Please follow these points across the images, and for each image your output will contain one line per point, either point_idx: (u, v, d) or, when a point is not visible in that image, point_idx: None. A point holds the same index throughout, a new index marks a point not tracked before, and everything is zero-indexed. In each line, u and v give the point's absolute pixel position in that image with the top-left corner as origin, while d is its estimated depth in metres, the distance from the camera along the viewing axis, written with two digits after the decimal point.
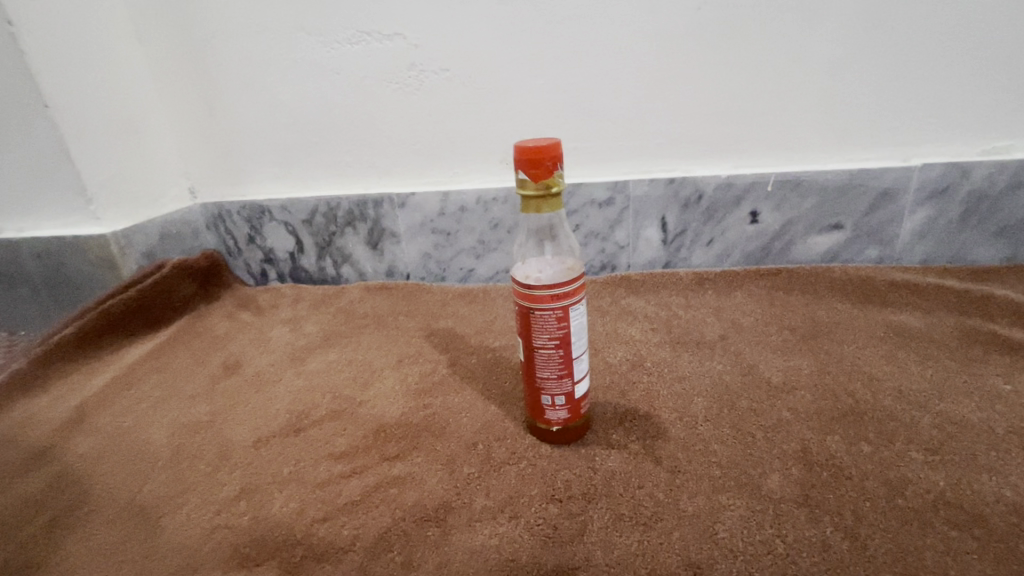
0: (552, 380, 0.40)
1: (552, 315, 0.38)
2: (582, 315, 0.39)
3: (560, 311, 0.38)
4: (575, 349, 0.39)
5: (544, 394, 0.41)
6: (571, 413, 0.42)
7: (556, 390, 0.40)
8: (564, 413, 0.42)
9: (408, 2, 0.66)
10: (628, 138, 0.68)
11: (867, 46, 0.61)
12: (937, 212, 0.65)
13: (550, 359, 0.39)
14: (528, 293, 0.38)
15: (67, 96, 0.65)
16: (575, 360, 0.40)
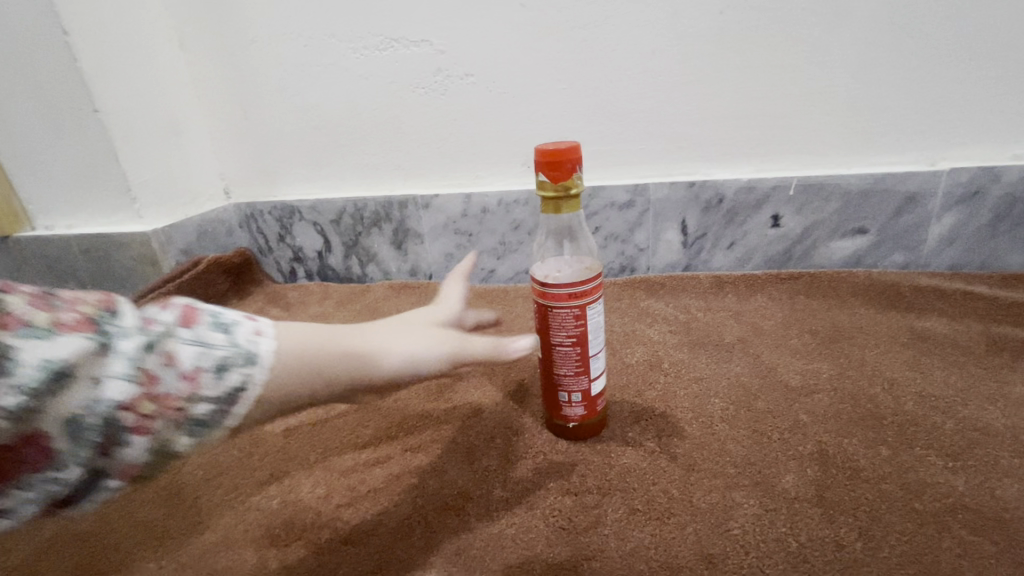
0: (569, 376, 0.41)
1: (569, 313, 0.39)
2: (600, 312, 0.40)
3: (576, 310, 0.39)
4: (592, 346, 0.40)
5: (561, 390, 0.42)
6: (588, 409, 0.43)
7: (573, 386, 0.41)
8: (581, 409, 0.43)
9: (434, 9, 0.68)
10: (648, 141, 0.69)
11: (894, 48, 0.60)
12: (967, 216, 0.64)
13: (567, 356, 0.40)
14: (546, 292, 0.39)
15: (116, 102, 0.69)
16: (592, 358, 0.41)
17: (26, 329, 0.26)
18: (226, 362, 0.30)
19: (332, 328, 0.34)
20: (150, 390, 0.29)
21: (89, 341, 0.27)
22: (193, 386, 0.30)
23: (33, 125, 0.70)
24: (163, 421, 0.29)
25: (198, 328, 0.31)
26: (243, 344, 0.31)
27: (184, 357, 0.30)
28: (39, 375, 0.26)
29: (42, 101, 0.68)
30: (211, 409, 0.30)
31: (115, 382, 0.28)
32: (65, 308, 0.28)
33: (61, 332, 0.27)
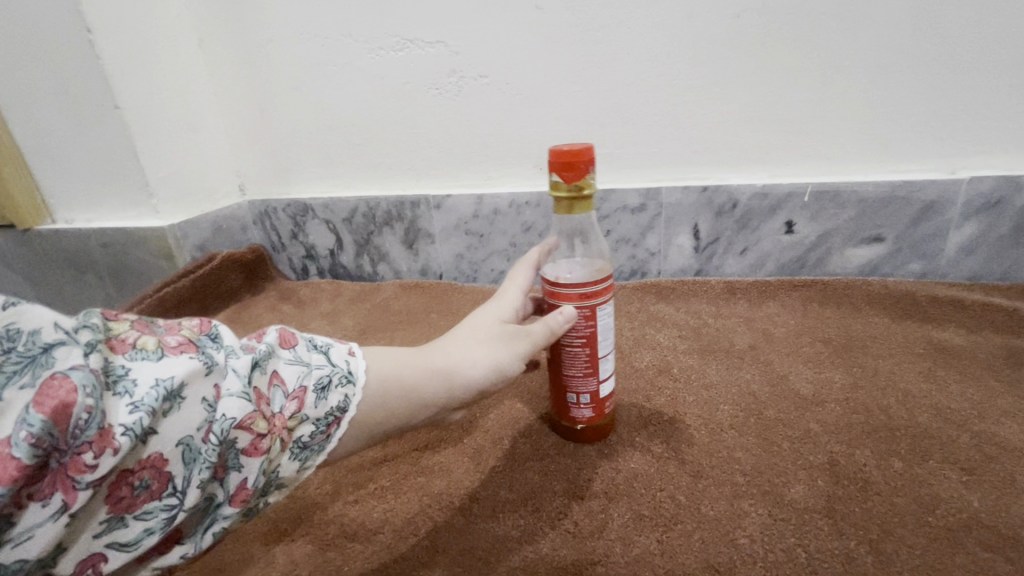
0: (578, 378, 0.41)
1: (580, 314, 0.39)
2: (608, 314, 0.40)
3: (587, 311, 0.39)
4: (600, 348, 0.40)
5: (569, 391, 0.42)
6: (596, 412, 0.43)
7: (581, 388, 0.41)
8: (588, 411, 0.42)
9: (449, 10, 0.68)
10: (662, 144, 0.68)
11: (913, 54, 0.59)
12: (987, 226, 0.63)
13: (576, 356, 0.40)
14: (552, 288, 0.39)
15: (136, 98, 0.70)
16: (600, 360, 0.40)
17: (145, 354, 0.27)
18: (326, 380, 0.33)
19: (427, 353, 0.38)
20: (263, 408, 0.30)
21: (203, 362, 0.28)
22: (298, 405, 0.32)
23: (56, 120, 0.71)
24: (274, 440, 0.30)
25: (296, 350, 0.33)
26: (336, 364, 0.34)
27: (285, 378, 0.32)
28: (167, 393, 0.26)
29: (66, 97, 0.69)
30: (313, 426, 0.32)
31: (234, 400, 0.28)
32: (171, 335, 0.29)
33: (179, 355, 0.27)
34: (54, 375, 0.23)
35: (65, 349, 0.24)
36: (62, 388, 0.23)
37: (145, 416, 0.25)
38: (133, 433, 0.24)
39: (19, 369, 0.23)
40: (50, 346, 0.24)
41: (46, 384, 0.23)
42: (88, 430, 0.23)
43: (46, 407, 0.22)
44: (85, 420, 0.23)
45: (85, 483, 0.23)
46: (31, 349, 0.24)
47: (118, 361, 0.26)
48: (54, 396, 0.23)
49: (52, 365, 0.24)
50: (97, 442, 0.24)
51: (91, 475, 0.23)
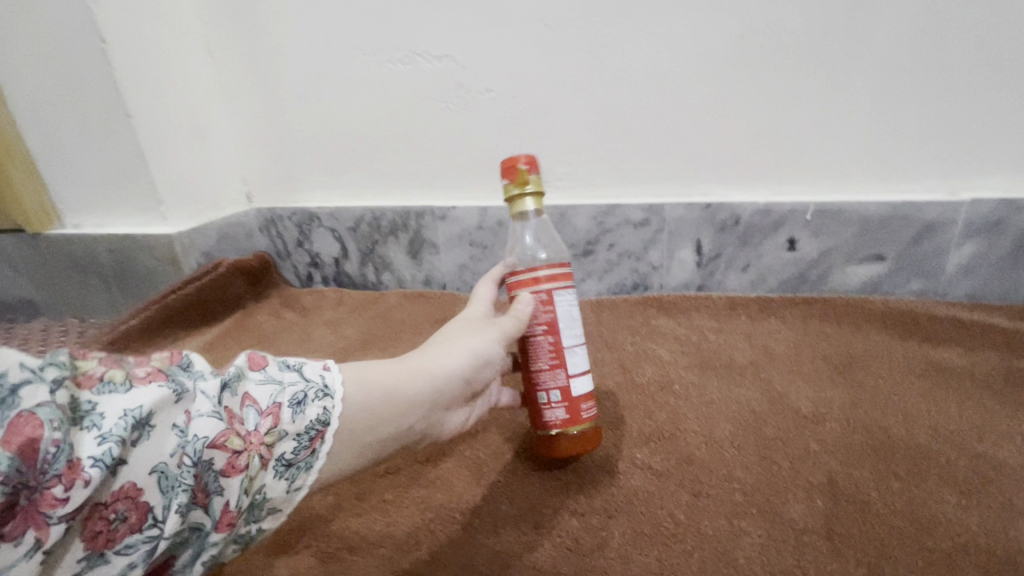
0: (546, 371, 0.42)
1: (537, 299, 0.41)
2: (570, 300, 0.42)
3: (543, 295, 0.41)
4: (564, 335, 0.41)
5: (541, 389, 0.42)
6: (570, 413, 0.42)
7: (550, 383, 0.42)
8: (562, 412, 0.42)
9: (457, 25, 0.69)
10: (665, 160, 0.69)
11: (914, 76, 0.60)
12: (988, 246, 0.63)
13: (541, 347, 0.42)
14: (511, 278, 0.42)
15: (147, 107, 0.71)
16: (566, 349, 0.42)
17: (113, 387, 0.30)
18: (302, 395, 0.35)
19: (410, 360, 0.41)
20: (238, 428, 0.33)
21: (171, 390, 0.31)
22: (274, 421, 0.34)
23: (69, 128, 0.73)
24: (252, 457, 0.33)
25: (267, 370, 0.36)
26: (312, 378, 0.37)
27: (260, 397, 0.35)
28: (133, 422, 0.29)
29: (78, 105, 0.70)
30: (295, 441, 0.35)
31: (204, 422, 0.32)
32: (140, 367, 0.32)
33: (146, 385, 0.31)
34: (22, 414, 0.26)
35: (30, 388, 0.27)
36: (30, 424, 0.26)
37: (112, 446, 0.28)
38: (101, 463, 0.27)
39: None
40: (16, 386, 0.26)
41: (12, 423, 0.25)
42: (57, 463, 0.26)
43: (15, 445, 0.25)
44: (54, 453, 0.26)
45: (56, 516, 0.26)
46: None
47: (84, 396, 0.29)
48: (21, 432, 0.25)
49: (18, 405, 0.26)
50: (66, 475, 0.26)
51: (62, 507, 0.26)
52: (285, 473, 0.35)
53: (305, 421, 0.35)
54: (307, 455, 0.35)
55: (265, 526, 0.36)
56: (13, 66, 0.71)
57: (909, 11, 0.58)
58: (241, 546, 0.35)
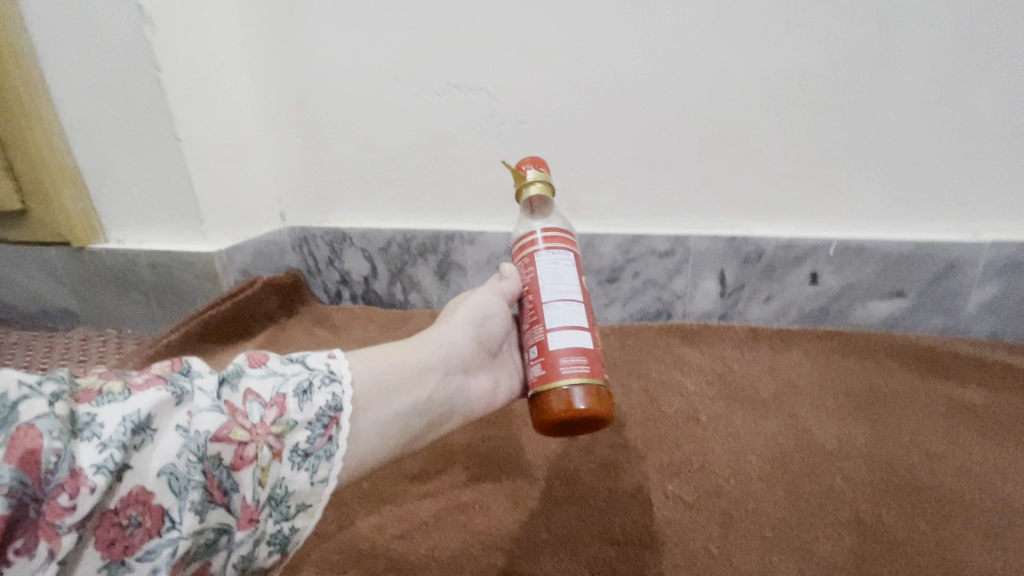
0: (530, 330, 0.44)
1: (522, 263, 0.46)
2: (562, 258, 0.44)
3: (525, 259, 0.45)
4: (543, 293, 0.44)
5: (529, 348, 0.44)
6: (542, 367, 0.41)
7: (532, 339, 0.44)
8: (539, 368, 0.42)
9: (493, 59, 0.72)
10: (691, 193, 0.71)
11: (938, 121, 0.62)
12: (1009, 287, 0.64)
13: (527, 307, 0.45)
14: (513, 240, 0.48)
15: (195, 131, 0.74)
16: (544, 306, 0.43)
17: (111, 396, 0.31)
18: (307, 384, 0.38)
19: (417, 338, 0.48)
20: (241, 420, 0.35)
21: (171, 393, 0.33)
22: (279, 411, 0.37)
23: (119, 149, 0.76)
24: (259, 447, 0.35)
25: (267, 365, 0.39)
26: (316, 367, 0.40)
27: (263, 390, 0.37)
28: (132, 427, 0.30)
29: (130, 127, 0.74)
30: (308, 430, 0.37)
31: (205, 416, 0.34)
32: (138, 376, 0.33)
33: (144, 390, 0.32)
34: (22, 427, 0.28)
35: (29, 403, 0.29)
36: (29, 436, 0.28)
37: (113, 452, 0.29)
38: (103, 469, 0.29)
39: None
40: (16, 402, 0.28)
41: (13, 437, 0.27)
42: (59, 472, 0.28)
43: (15, 458, 0.27)
44: (54, 462, 0.28)
45: (66, 525, 0.28)
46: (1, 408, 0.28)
47: (83, 410, 0.31)
48: (21, 444, 0.27)
49: (17, 419, 0.28)
50: (70, 483, 0.28)
51: (70, 515, 0.28)
52: (304, 465, 0.37)
53: (314, 409, 0.38)
54: (323, 443, 0.38)
55: (298, 524, 0.37)
56: (69, 90, 0.74)
57: (936, 59, 0.60)
58: (276, 548, 0.36)
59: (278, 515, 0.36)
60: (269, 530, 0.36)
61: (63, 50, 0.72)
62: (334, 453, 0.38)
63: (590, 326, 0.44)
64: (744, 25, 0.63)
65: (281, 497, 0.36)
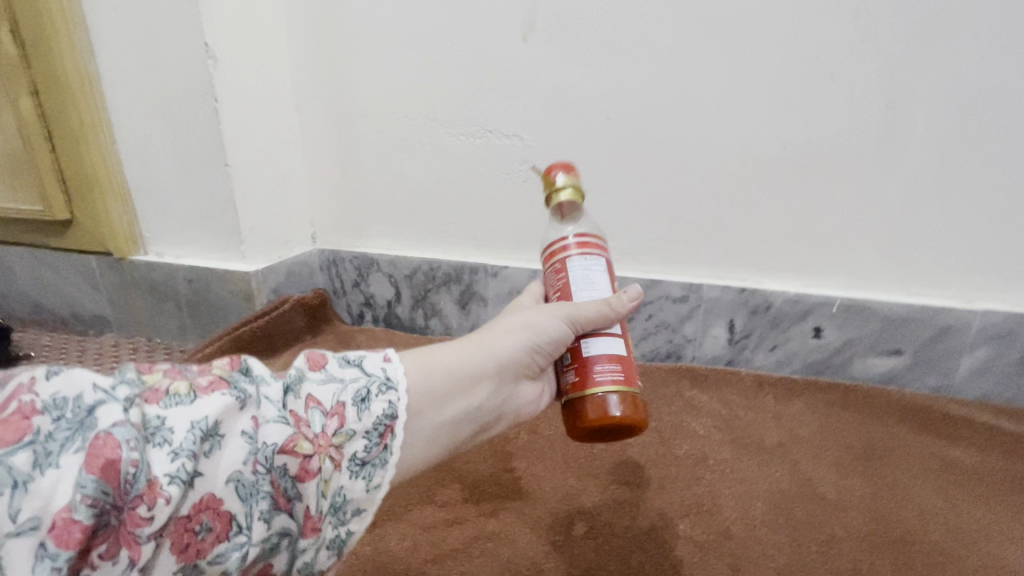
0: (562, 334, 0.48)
1: (554, 268, 0.48)
2: (599, 260, 0.48)
3: (558, 264, 0.48)
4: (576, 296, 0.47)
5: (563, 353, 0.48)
6: (578, 373, 0.46)
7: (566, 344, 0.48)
8: (573, 375, 0.47)
9: (527, 108, 0.78)
10: (705, 246, 0.76)
11: (939, 196, 0.67)
12: (998, 353, 0.68)
13: None
14: (546, 240, 0.51)
15: (243, 158, 0.79)
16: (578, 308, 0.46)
17: (179, 398, 0.33)
18: (365, 393, 0.40)
19: (471, 345, 0.47)
20: (306, 431, 0.36)
21: (234, 398, 0.34)
22: (339, 421, 0.38)
23: (169, 170, 0.81)
24: (322, 459, 0.36)
25: (325, 370, 0.40)
26: (373, 373, 0.41)
27: (324, 398, 0.38)
28: (200, 435, 0.32)
29: (182, 151, 0.79)
30: (366, 439, 0.39)
31: (271, 428, 0.35)
32: (203, 376, 0.35)
33: (209, 395, 0.34)
34: (101, 435, 0.29)
35: (104, 408, 0.30)
36: (109, 446, 0.29)
37: (185, 461, 0.31)
38: (177, 479, 0.30)
39: (71, 434, 0.29)
40: (92, 407, 0.30)
41: (94, 445, 0.28)
42: (138, 483, 0.29)
43: (97, 469, 0.28)
44: (133, 473, 0.29)
45: (144, 535, 0.29)
46: (78, 413, 0.29)
47: (154, 412, 0.32)
48: (102, 455, 0.28)
49: (96, 425, 0.29)
50: (148, 494, 0.29)
51: (148, 526, 0.29)
52: (361, 472, 0.38)
53: (372, 418, 0.39)
54: (379, 451, 0.39)
55: (353, 528, 0.38)
56: (128, 113, 0.80)
57: (937, 140, 0.65)
58: (335, 552, 0.37)
59: (336, 521, 0.37)
60: (328, 536, 0.37)
61: (127, 77, 0.78)
62: (388, 459, 0.40)
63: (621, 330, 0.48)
64: (764, 97, 0.69)
65: (339, 505, 0.37)
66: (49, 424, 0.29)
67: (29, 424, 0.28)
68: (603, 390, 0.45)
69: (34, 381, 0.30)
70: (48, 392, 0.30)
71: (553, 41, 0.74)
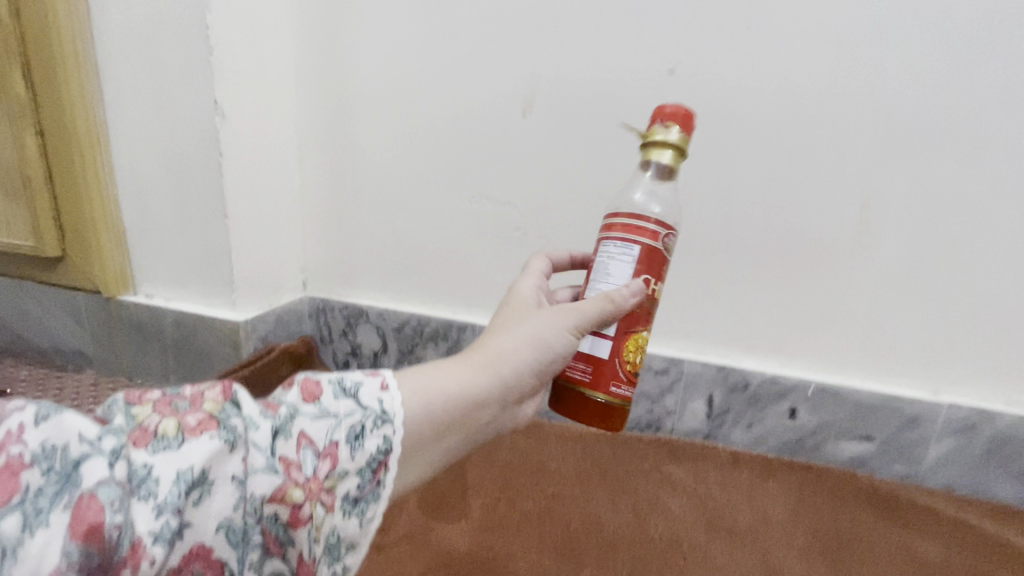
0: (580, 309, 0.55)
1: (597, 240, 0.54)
2: (633, 249, 0.50)
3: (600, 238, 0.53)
4: (594, 276, 0.52)
5: None
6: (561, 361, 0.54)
7: None
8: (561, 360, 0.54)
9: (522, 178, 0.81)
10: (688, 322, 0.79)
11: (908, 291, 0.70)
12: (962, 446, 0.71)
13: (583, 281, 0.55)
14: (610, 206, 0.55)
15: (243, 209, 0.81)
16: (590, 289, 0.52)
17: (167, 443, 0.35)
18: (360, 430, 0.41)
19: (476, 361, 0.48)
20: (296, 477, 0.38)
21: (222, 441, 0.36)
22: (331, 462, 0.39)
23: (167, 216, 0.82)
24: (313, 506, 0.37)
25: (319, 403, 0.41)
26: (370, 406, 0.42)
27: (317, 436, 0.40)
28: (187, 487, 0.34)
29: (182, 199, 0.80)
30: (359, 476, 0.40)
31: (259, 477, 0.37)
32: (191, 415, 0.37)
33: (196, 439, 0.36)
34: (85, 497, 0.31)
35: (90, 464, 0.33)
36: (92, 509, 0.31)
37: (169, 518, 0.33)
38: (160, 538, 0.32)
39: (58, 489, 0.31)
40: (78, 461, 0.32)
41: (78, 507, 0.31)
42: (122, 545, 0.31)
43: (79, 535, 0.30)
44: (117, 536, 0.31)
45: None
46: (66, 467, 0.32)
47: (140, 460, 0.34)
48: (85, 519, 0.30)
49: (81, 482, 0.32)
50: (132, 556, 0.31)
51: None
52: (355, 510, 0.40)
53: (366, 456, 0.40)
54: (373, 487, 0.40)
55: (349, 564, 0.39)
56: (132, 158, 0.81)
57: (907, 239, 0.69)
58: None
59: (331, 559, 0.38)
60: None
61: (135, 125, 0.79)
62: (382, 495, 0.41)
63: (621, 327, 0.51)
64: (746, 185, 0.73)
65: (334, 544, 0.39)
66: (38, 479, 0.31)
67: (18, 481, 0.31)
68: (603, 401, 0.51)
69: (24, 428, 0.33)
70: (38, 443, 0.32)
71: (552, 119, 0.77)
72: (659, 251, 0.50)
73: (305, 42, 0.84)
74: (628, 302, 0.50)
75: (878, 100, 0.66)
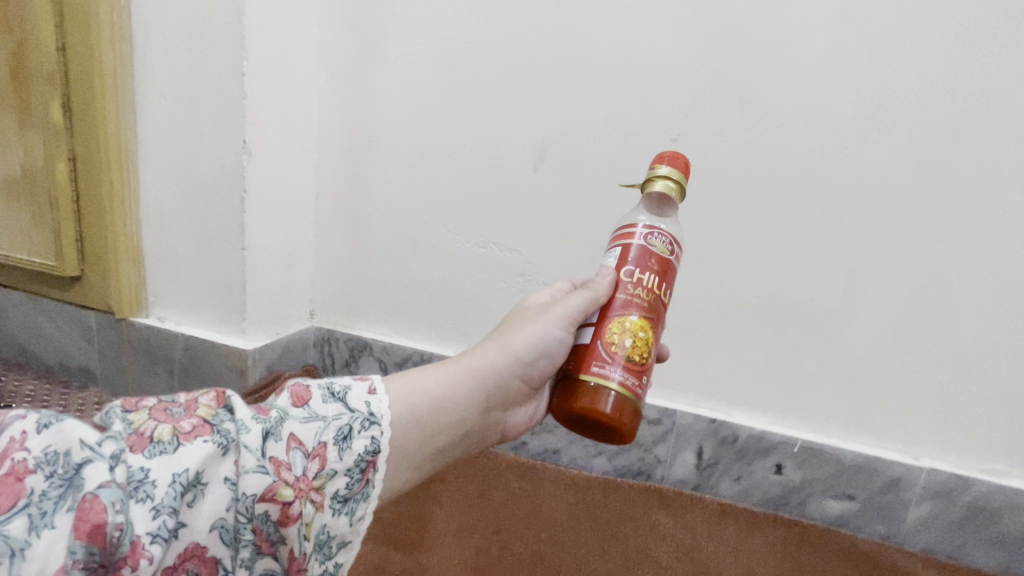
0: None
1: None
2: (615, 249, 0.53)
3: None
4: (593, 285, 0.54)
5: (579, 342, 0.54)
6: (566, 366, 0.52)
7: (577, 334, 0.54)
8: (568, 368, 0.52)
9: (529, 226, 0.85)
10: (682, 375, 0.82)
11: (891, 356, 0.74)
12: (939, 510, 0.74)
13: None
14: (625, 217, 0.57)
15: (259, 242, 0.84)
16: None
17: (163, 447, 0.36)
18: (348, 431, 0.43)
19: (463, 363, 0.53)
20: (286, 477, 0.39)
21: (216, 445, 0.38)
22: (320, 463, 0.41)
23: (186, 243, 0.85)
24: (303, 504, 0.39)
25: (308, 407, 0.43)
26: (357, 408, 0.44)
27: (306, 438, 0.41)
28: (181, 489, 0.35)
29: (202, 229, 0.83)
30: (348, 475, 0.42)
31: (251, 478, 0.38)
32: (185, 420, 0.38)
33: (191, 442, 0.37)
34: (88, 499, 0.32)
35: (92, 468, 0.33)
36: (95, 510, 0.31)
37: (166, 518, 0.34)
38: (157, 538, 0.34)
39: (62, 492, 0.32)
40: (80, 466, 0.33)
41: (82, 509, 0.31)
42: (122, 545, 0.32)
43: (84, 535, 0.31)
44: (118, 535, 0.32)
45: None
46: (69, 471, 0.33)
47: (138, 463, 0.35)
48: (89, 520, 0.31)
49: (83, 486, 0.32)
50: (131, 556, 0.33)
51: None
52: (344, 508, 0.41)
53: (354, 457, 0.42)
54: (361, 486, 0.42)
55: (341, 561, 0.41)
56: (158, 188, 0.85)
57: (890, 307, 0.73)
58: None
59: (322, 556, 0.40)
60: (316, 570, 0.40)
61: (165, 159, 0.83)
62: (370, 494, 0.43)
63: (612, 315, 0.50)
64: (740, 246, 0.77)
65: (324, 541, 0.40)
66: (41, 483, 0.32)
67: (22, 486, 0.31)
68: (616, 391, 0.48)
69: (26, 436, 0.33)
70: (39, 447, 0.33)
71: (560, 172, 0.82)
72: (646, 245, 0.51)
73: (332, 88, 0.89)
74: (604, 283, 0.51)
75: (865, 177, 0.71)
